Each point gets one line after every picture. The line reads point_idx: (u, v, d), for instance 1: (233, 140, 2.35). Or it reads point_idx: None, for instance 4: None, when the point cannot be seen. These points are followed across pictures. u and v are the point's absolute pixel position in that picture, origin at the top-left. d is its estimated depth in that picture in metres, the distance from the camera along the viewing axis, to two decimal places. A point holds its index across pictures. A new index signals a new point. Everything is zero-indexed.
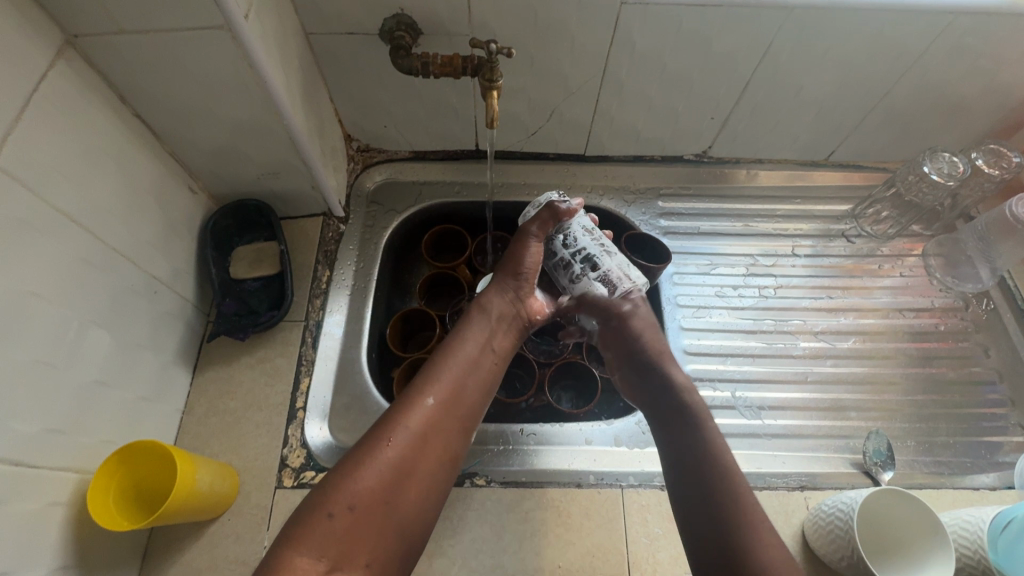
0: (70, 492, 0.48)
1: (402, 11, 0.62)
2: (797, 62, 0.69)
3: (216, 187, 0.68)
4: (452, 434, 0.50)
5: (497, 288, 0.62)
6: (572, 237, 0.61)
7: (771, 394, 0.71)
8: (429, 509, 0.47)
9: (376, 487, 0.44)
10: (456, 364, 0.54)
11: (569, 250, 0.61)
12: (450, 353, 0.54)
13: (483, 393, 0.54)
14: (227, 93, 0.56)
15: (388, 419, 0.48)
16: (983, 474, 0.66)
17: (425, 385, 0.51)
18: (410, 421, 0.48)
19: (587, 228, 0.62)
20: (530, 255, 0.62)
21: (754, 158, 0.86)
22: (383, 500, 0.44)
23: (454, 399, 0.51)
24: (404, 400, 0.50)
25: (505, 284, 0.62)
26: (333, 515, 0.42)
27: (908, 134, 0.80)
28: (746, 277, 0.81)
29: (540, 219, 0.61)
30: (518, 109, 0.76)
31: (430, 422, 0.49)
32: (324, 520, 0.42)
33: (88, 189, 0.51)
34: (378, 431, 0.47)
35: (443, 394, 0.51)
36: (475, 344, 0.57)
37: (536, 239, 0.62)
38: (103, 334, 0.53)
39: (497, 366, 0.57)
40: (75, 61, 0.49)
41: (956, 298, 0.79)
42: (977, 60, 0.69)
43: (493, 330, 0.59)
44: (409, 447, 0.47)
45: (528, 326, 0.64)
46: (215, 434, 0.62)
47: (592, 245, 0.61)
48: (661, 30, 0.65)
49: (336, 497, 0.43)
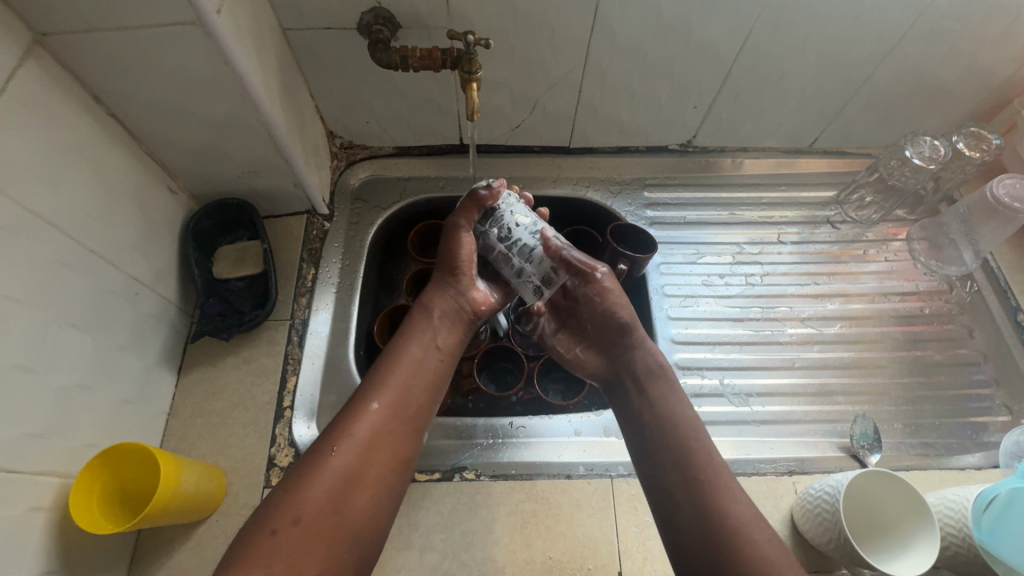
0: (53, 497, 0.48)
1: (379, 5, 0.62)
2: (778, 48, 0.69)
3: (197, 186, 0.67)
4: (401, 437, 0.50)
5: (438, 286, 0.61)
6: (506, 226, 0.57)
7: (760, 381, 0.72)
8: (379, 513, 0.47)
9: (322, 498, 0.44)
10: (404, 367, 0.53)
11: (506, 242, 0.57)
12: (396, 358, 0.54)
13: (432, 393, 0.54)
14: (203, 91, 0.55)
15: (333, 428, 0.48)
16: (969, 455, 0.67)
17: (368, 393, 0.50)
18: (356, 429, 0.48)
19: (519, 215, 0.58)
20: (467, 246, 0.60)
21: (739, 147, 0.86)
22: (328, 510, 0.44)
23: (401, 402, 0.51)
24: (346, 410, 0.49)
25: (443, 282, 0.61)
26: (277, 531, 0.42)
27: (891, 119, 0.81)
28: (732, 266, 0.81)
29: (465, 210, 0.59)
30: (501, 102, 0.75)
31: (376, 428, 0.49)
32: (267, 538, 0.41)
33: (62, 190, 0.50)
34: (321, 443, 0.47)
35: (388, 399, 0.51)
36: (418, 345, 0.56)
37: (467, 230, 0.60)
38: (83, 337, 0.52)
39: (444, 364, 0.56)
40: (45, 60, 0.48)
41: (941, 281, 0.80)
42: (956, 43, 0.69)
43: (437, 330, 0.58)
44: (354, 456, 0.47)
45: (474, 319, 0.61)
46: (202, 436, 0.62)
47: (527, 235, 0.57)
48: (641, 19, 0.64)
49: (280, 513, 0.43)
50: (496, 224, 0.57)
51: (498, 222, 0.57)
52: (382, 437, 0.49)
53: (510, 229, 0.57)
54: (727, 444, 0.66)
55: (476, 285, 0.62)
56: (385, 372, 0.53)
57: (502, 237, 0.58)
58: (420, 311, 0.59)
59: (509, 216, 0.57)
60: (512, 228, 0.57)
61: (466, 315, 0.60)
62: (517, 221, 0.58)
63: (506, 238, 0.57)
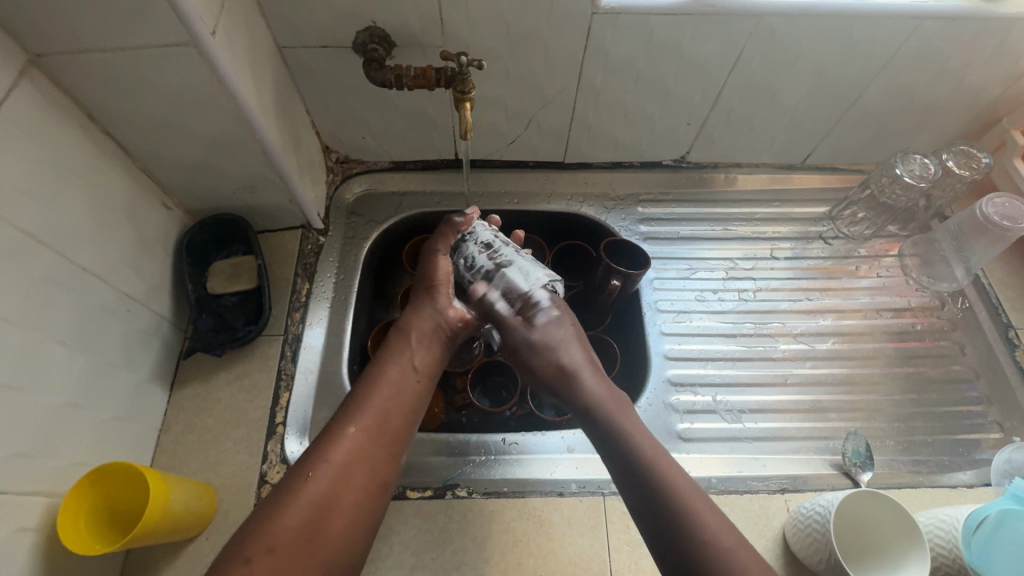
0: (41, 516, 0.47)
1: (374, 24, 0.62)
2: (768, 67, 0.70)
3: (191, 202, 0.68)
4: (382, 458, 0.50)
5: (417, 307, 0.62)
6: (472, 255, 0.64)
7: (752, 397, 0.72)
8: (359, 540, 0.46)
9: (299, 523, 0.43)
10: (383, 389, 0.54)
11: (472, 269, 0.65)
12: (374, 380, 0.54)
13: (411, 414, 0.54)
14: (197, 109, 0.56)
15: (310, 454, 0.48)
16: (962, 472, 0.67)
17: (347, 415, 0.51)
18: (334, 452, 0.48)
19: (485, 243, 0.65)
20: (441, 269, 0.64)
21: (732, 163, 0.87)
22: (306, 535, 0.43)
23: (380, 423, 0.51)
24: (325, 433, 0.49)
25: (423, 302, 0.62)
26: (252, 560, 0.40)
27: (882, 136, 0.81)
28: (725, 281, 0.81)
29: (441, 235, 0.65)
30: (495, 119, 0.76)
31: (354, 451, 0.49)
32: (242, 566, 0.40)
33: (55, 209, 0.50)
34: (299, 468, 0.47)
35: (367, 420, 0.51)
36: (397, 366, 0.56)
37: (442, 254, 0.65)
38: (74, 354, 0.52)
39: (423, 385, 0.57)
40: (40, 81, 0.49)
41: (933, 297, 0.80)
42: (944, 63, 0.70)
43: (416, 350, 0.58)
44: (333, 479, 0.46)
45: (454, 339, 0.62)
46: (193, 452, 0.62)
47: (488, 262, 0.64)
48: (634, 39, 0.65)
49: (255, 541, 0.42)
50: (463, 253, 0.65)
51: (465, 252, 0.65)
52: (361, 458, 0.49)
53: (475, 257, 0.64)
54: (719, 461, 0.66)
55: (454, 304, 0.63)
56: (365, 394, 0.53)
57: (469, 266, 0.65)
58: (397, 335, 0.60)
59: (475, 247, 0.65)
60: (477, 256, 0.64)
61: (444, 336, 0.61)
62: (481, 249, 0.65)
63: (472, 266, 0.64)
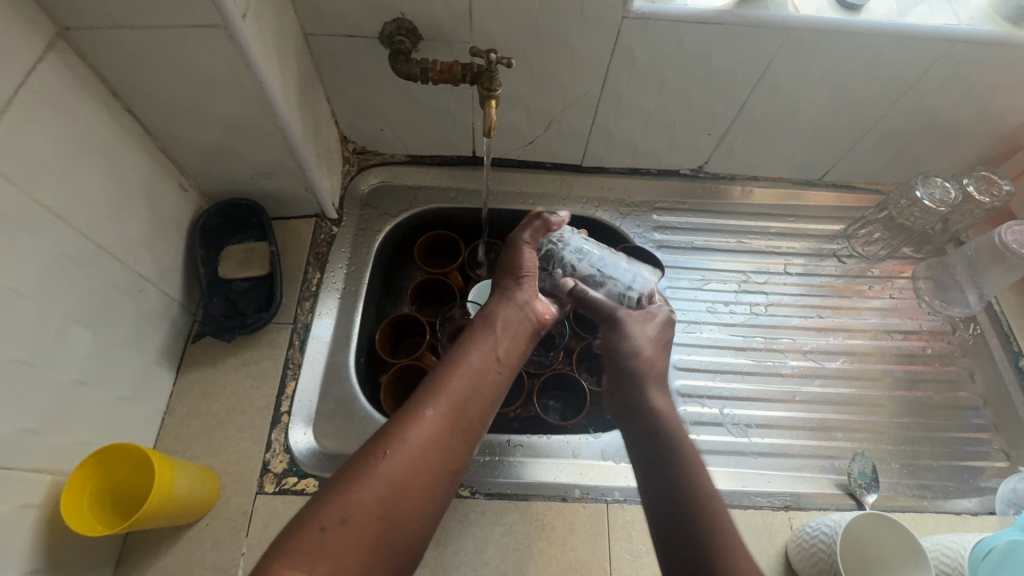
0: (44, 494, 0.47)
1: (402, 16, 0.62)
2: (795, 81, 0.69)
3: (208, 185, 0.67)
4: (460, 445, 0.48)
5: (502, 293, 0.60)
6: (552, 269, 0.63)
7: (760, 412, 0.72)
8: (427, 526, 0.43)
9: (382, 498, 0.42)
10: (467, 372, 0.52)
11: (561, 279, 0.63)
12: (457, 363, 0.52)
13: (488, 406, 0.51)
14: (222, 92, 0.55)
15: (394, 428, 0.46)
16: (965, 499, 0.67)
17: (427, 396, 0.48)
18: (418, 429, 0.46)
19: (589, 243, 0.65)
20: (529, 256, 0.62)
21: (750, 175, 0.86)
22: (386, 512, 0.42)
23: (459, 408, 0.49)
24: (405, 411, 0.47)
25: (507, 289, 0.60)
26: (324, 528, 0.39)
27: (902, 157, 0.81)
28: (737, 294, 0.81)
29: (530, 228, 0.63)
30: (517, 118, 0.76)
31: (437, 432, 0.46)
32: (314, 534, 0.39)
33: (74, 184, 0.50)
34: (376, 442, 0.45)
35: (449, 404, 0.49)
36: (478, 352, 0.54)
37: (529, 246, 0.63)
38: (85, 333, 0.52)
39: (502, 375, 0.54)
40: (67, 54, 0.48)
41: (944, 321, 0.80)
42: (971, 89, 0.69)
43: (498, 338, 0.56)
44: (416, 459, 0.44)
45: (536, 331, 0.60)
46: (197, 437, 0.61)
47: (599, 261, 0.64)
48: (662, 46, 0.65)
49: (328, 510, 0.40)
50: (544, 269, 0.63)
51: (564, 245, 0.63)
52: (442, 443, 0.46)
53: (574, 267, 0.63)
54: (724, 475, 0.66)
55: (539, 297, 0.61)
56: (444, 377, 0.51)
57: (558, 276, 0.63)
58: (481, 321, 0.57)
59: (554, 254, 0.63)
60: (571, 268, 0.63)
61: (523, 330, 0.58)
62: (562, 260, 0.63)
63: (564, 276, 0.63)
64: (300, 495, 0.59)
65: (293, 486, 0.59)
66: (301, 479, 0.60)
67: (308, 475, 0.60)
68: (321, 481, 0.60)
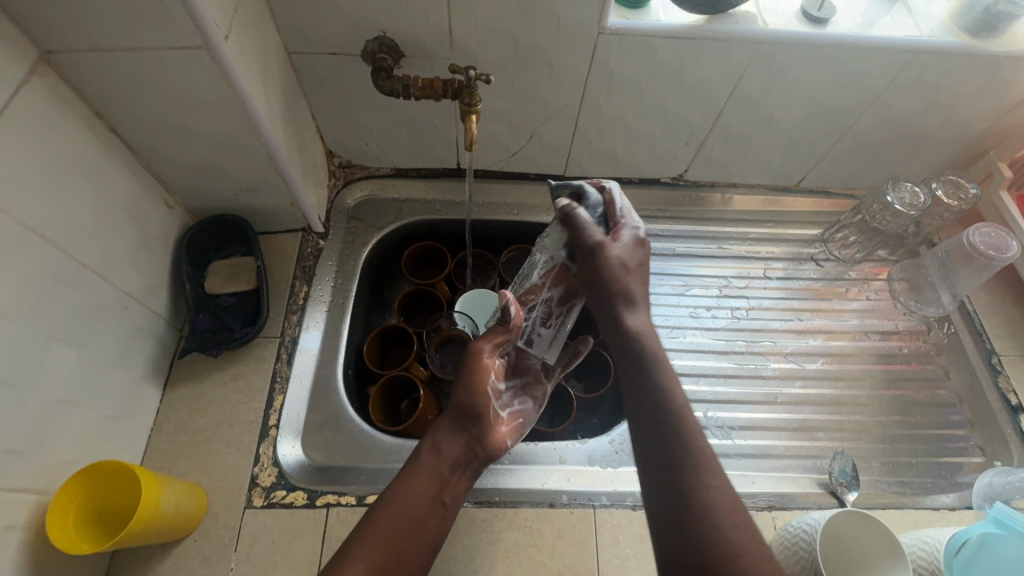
0: (28, 514, 0.47)
1: (384, 34, 0.63)
2: (767, 93, 0.71)
3: (193, 201, 0.68)
4: (417, 551, 0.49)
5: (456, 420, 0.55)
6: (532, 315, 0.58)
7: (743, 414, 0.73)
8: None
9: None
10: (423, 478, 0.52)
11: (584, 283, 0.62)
12: (411, 469, 0.52)
13: (441, 506, 0.52)
14: (204, 111, 0.56)
15: (352, 538, 0.48)
16: (944, 495, 0.68)
17: (380, 507, 0.49)
18: (371, 534, 0.47)
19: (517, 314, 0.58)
20: (492, 376, 0.55)
21: (728, 183, 0.88)
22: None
23: (412, 523, 0.49)
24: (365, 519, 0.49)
25: (461, 422, 0.55)
26: None
27: (875, 162, 0.84)
28: (719, 299, 0.82)
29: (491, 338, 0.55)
30: (499, 131, 0.77)
31: (394, 531, 0.48)
32: None
33: (58, 205, 0.50)
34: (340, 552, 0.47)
35: (402, 509, 0.49)
36: (429, 469, 0.52)
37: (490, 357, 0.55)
38: (69, 352, 0.52)
39: (454, 481, 0.54)
40: (50, 77, 0.49)
41: (919, 322, 0.82)
42: (937, 96, 0.72)
43: (447, 475, 0.53)
44: (377, 561, 0.46)
45: (486, 461, 0.56)
46: (184, 453, 0.61)
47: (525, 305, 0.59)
48: (638, 60, 0.67)
49: None
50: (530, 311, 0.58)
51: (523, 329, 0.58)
52: (414, 530, 0.49)
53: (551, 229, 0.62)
54: None
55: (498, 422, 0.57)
56: (397, 487, 0.51)
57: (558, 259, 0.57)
58: (425, 441, 0.54)
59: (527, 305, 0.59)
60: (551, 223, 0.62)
61: (469, 450, 0.55)
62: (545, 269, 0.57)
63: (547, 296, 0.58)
64: (289, 508, 0.59)
65: (281, 500, 0.59)
66: (289, 493, 0.60)
67: (297, 488, 0.60)
68: (309, 493, 0.60)
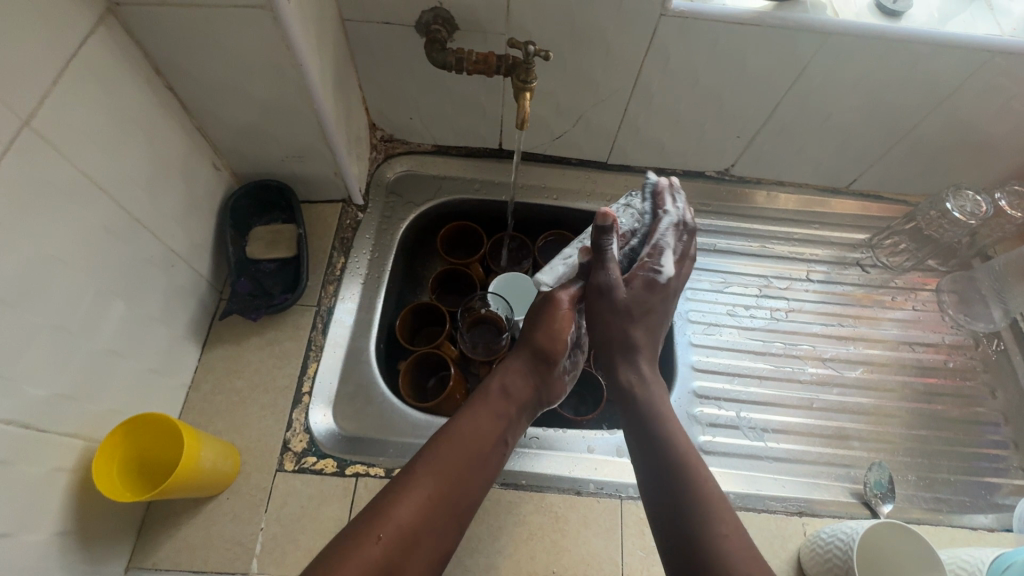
0: (75, 459, 0.48)
1: (440, 5, 0.62)
2: (829, 87, 0.69)
3: (240, 165, 0.68)
4: (474, 487, 0.49)
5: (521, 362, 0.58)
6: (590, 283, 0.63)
7: (776, 417, 0.71)
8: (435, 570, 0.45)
9: (411, 523, 0.44)
10: (487, 416, 0.53)
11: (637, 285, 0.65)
12: (477, 407, 0.53)
13: (501, 447, 0.53)
14: (260, 73, 0.56)
15: (411, 469, 0.48)
16: (982, 515, 0.66)
17: (441, 439, 0.50)
18: (435, 466, 0.48)
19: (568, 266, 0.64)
20: (571, 325, 0.58)
21: (775, 180, 0.86)
22: (416, 534, 0.44)
23: (471, 460, 0.50)
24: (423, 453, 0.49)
25: (530, 365, 0.57)
26: (378, 538, 0.42)
27: (934, 167, 0.80)
28: (758, 298, 0.80)
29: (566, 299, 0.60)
30: (546, 112, 0.76)
31: (459, 461, 0.49)
32: (369, 543, 0.42)
33: (115, 158, 0.51)
34: (396, 485, 0.47)
35: (466, 442, 0.50)
36: (489, 411, 0.53)
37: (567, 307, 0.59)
38: (119, 304, 0.53)
39: (514, 420, 0.55)
40: (115, 29, 0.49)
41: (966, 336, 0.79)
42: (1009, 101, 0.68)
43: (507, 417, 0.54)
44: (437, 491, 0.47)
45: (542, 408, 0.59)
46: (220, 412, 0.62)
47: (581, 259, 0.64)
48: (698, 46, 0.64)
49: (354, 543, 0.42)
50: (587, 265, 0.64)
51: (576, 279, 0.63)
52: (474, 465, 0.50)
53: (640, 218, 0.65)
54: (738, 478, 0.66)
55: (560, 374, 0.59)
56: (460, 423, 0.52)
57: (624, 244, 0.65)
58: (494, 381, 0.56)
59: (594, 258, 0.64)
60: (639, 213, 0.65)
61: (535, 394, 0.57)
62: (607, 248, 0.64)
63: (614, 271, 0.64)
64: (318, 474, 0.60)
65: (312, 466, 0.60)
66: (320, 460, 0.61)
67: (328, 456, 0.61)
68: (339, 461, 0.61)
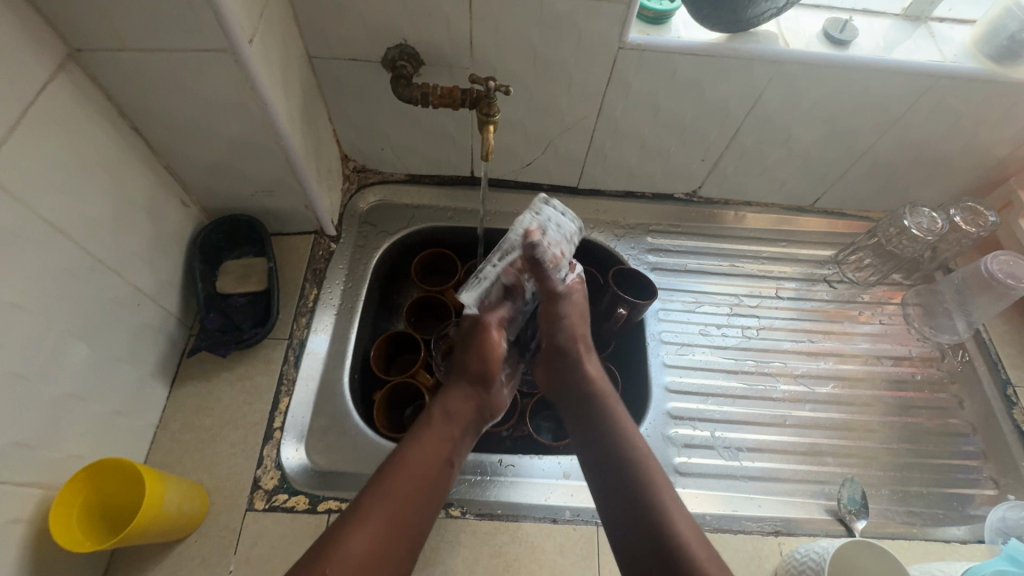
0: (33, 509, 0.47)
1: (405, 41, 0.64)
2: (785, 113, 0.71)
3: (209, 201, 0.68)
4: (424, 510, 0.50)
5: (462, 385, 0.60)
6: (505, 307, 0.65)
7: (750, 435, 0.72)
8: None
9: (362, 557, 0.45)
10: (433, 440, 0.54)
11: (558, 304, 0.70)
12: (424, 430, 0.55)
13: (449, 467, 0.54)
14: (225, 112, 0.56)
15: (362, 498, 0.48)
16: (954, 527, 0.67)
17: (389, 466, 0.51)
18: (384, 493, 0.49)
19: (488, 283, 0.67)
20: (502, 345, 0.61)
21: (742, 201, 0.88)
22: (367, 566, 0.45)
23: (418, 485, 0.51)
24: (373, 482, 0.50)
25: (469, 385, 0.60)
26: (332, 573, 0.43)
27: (891, 185, 0.83)
28: (730, 317, 0.82)
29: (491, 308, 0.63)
30: (515, 141, 0.77)
31: (409, 490, 0.50)
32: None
33: (77, 200, 0.51)
34: (348, 515, 0.47)
35: (414, 468, 0.51)
36: (435, 438, 0.54)
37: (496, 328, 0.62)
38: (82, 346, 0.52)
39: (460, 440, 0.57)
40: (76, 74, 0.50)
41: (933, 348, 0.81)
42: (957, 121, 0.71)
43: (451, 436, 0.56)
44: (387, 518, 0.48)
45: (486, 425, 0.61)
46: (188, 452, 0.61)
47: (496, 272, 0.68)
48: (657, 75, 0.66)
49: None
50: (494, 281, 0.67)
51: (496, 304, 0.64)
52: (424, 489, 0.51)
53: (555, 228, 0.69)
54: (715, 499, 0.66)
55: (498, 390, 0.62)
56: (406, 449, 0.53)
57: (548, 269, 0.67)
58: (436, 406, 0.58)
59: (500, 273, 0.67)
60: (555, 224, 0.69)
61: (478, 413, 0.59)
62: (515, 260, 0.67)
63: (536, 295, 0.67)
64: (290, 512, 0.59)
65: (283, 504, 0.59)
66: (291, 497, 0.60)
67: (300, 492, 0.60)
68: (311, 497, 0.60)
